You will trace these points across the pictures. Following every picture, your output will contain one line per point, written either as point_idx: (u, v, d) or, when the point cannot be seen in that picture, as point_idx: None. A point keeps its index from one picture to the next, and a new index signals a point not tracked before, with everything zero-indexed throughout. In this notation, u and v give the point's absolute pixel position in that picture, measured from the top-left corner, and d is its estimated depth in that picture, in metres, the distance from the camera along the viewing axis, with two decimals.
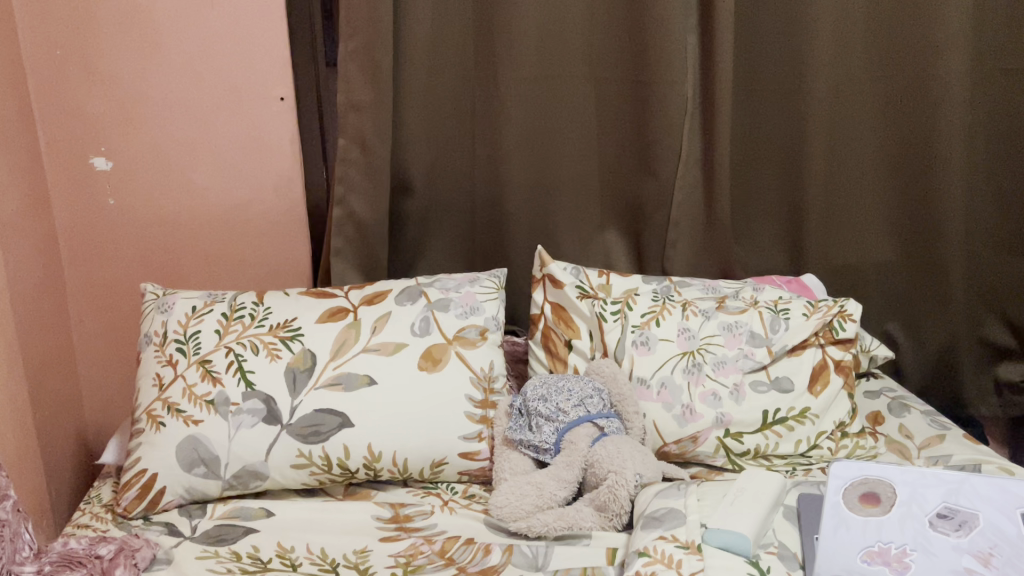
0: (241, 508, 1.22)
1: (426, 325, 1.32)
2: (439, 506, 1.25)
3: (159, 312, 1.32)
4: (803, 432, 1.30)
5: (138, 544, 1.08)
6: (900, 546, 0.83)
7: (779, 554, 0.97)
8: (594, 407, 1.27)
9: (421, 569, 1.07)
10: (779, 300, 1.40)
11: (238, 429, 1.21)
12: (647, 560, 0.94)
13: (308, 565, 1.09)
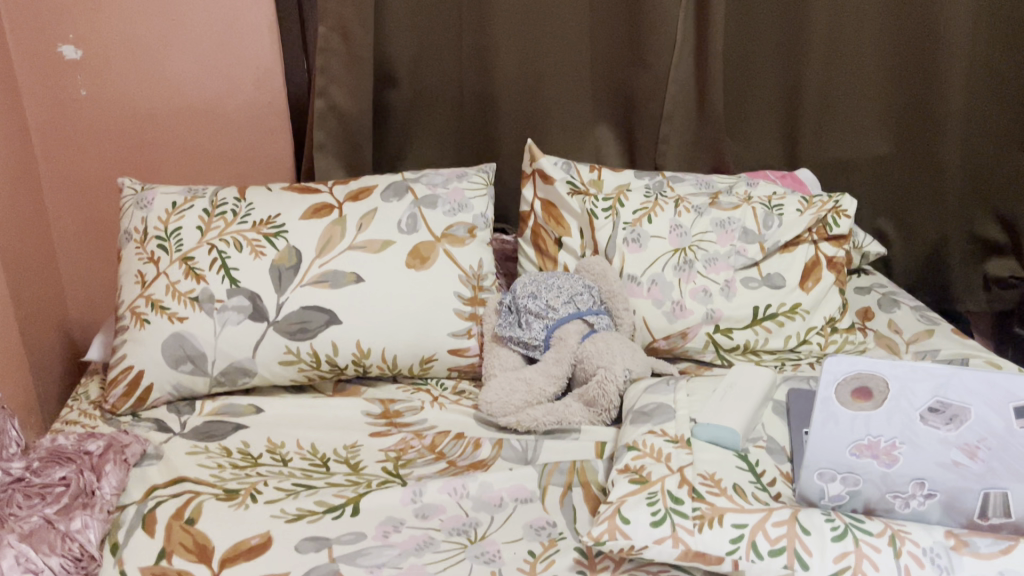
0: (230, 404, 1.22)
1: (412, 222, 1.29)
2: (429, 402, 1.25)
3: (138, 208, 1.28)
4: (793, 327, 1.30)
5: (128, 440, 1.08)
6: (889, 439, 0.83)
7: (768, 448, 0.98)
8: (585, 304, 1.26)
9: (411, 463, 1.09)
10: (773, 196, 1.37)
11: (224, 327, 1.19)
12: (636, 454, 0.95)
13: (299, 460, 1.10)
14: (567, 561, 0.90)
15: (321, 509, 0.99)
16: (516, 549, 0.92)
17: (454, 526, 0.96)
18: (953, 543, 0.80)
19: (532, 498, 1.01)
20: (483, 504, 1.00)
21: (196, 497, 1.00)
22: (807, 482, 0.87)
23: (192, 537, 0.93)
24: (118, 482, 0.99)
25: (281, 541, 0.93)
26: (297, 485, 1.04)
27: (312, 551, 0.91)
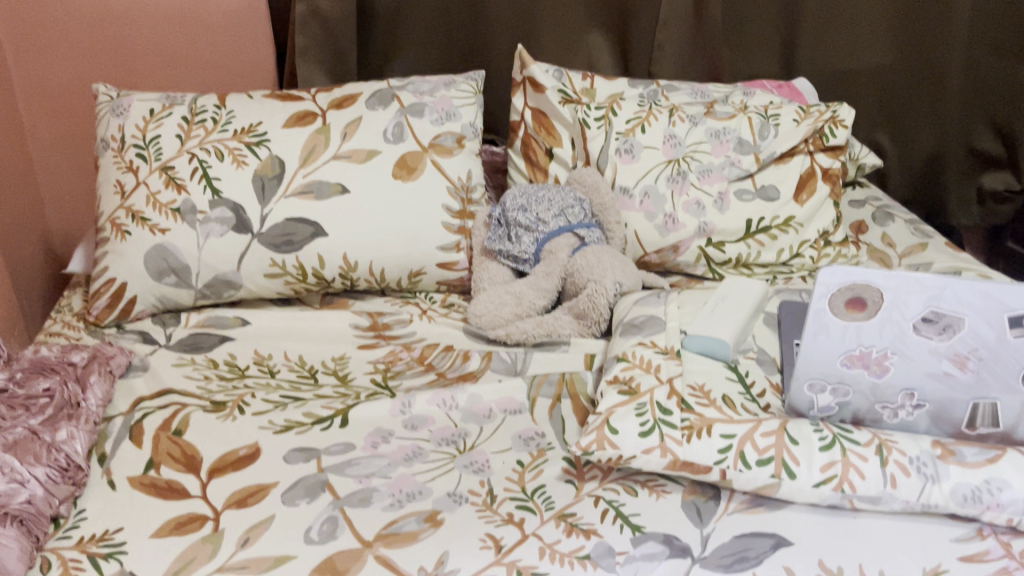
0: (216, 316, 1.20)
1: (399, 131, 1.25)
2: (418, 316, 1.24)
3: (114, 115, 1.24)
4: (786, 241, 1.28)
5: (112, 352, 1.07)
6: (881, 350, 0.82)
7: (758, 360, 0.97)
8: (575, 217, 1.24)
9: (400, 375, 1.08)
10: (769, 105, 1.34)
11: (207, 239, 1.17)
12: (625, 366, 0.94)
13: (286, 372, 1.09)
14: (555, 471, 0.90)
15: (309, 421, 0.98)
16: (505, 459, 0.92)
17: (443, 437, 0.96)
18: (940, 452, 0.80)
19: (521, 409, 1.01)
20: (472, 415, 1.00)
21: (183, 409, 1.00)
22: (797, 392, 0.86)
23: (180, 448, 0.93)
24: (103, 395, 0.99)
25: (269, 452, 0.93)
26: (285, 397, 1.03)
27: (300, 462, 0.91)
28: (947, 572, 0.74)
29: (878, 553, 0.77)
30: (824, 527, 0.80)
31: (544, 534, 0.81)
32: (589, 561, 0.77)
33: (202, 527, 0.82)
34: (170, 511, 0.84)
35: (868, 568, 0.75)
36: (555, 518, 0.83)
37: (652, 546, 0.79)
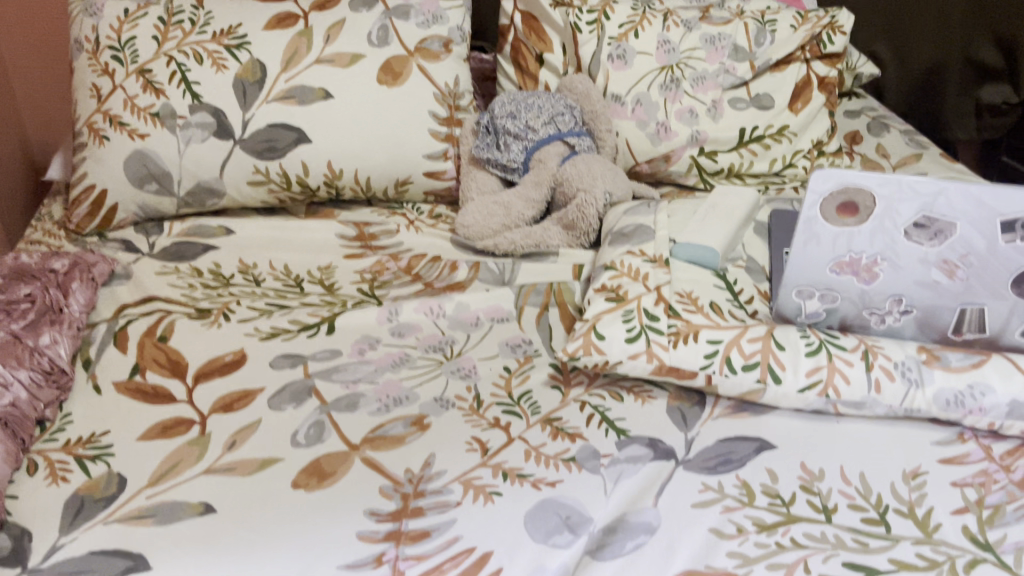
0: (199, 226, 1.18)
1: (383, 35, 1.21)
2: (406, 226, 1.22)
3: (87, 15, 1.19)
4: (779, 151, 1.26)
5: (94, 259, 1.05)
6: (871, 256, 0.81)
7: (747, 268, 0.97)
8: (566, 126, 1.21)
9: (388, 285, 1.07)
10: (767, 10, 1.30)
11: (187, 145, 1.14)
12: (613, 274, 0.93)
13: (271, 281, 1.08)
14: (542, 377, 0.90)
15: (295, 328, 0.98)
16: (492, 365, 0.92)
17: (430, 344, 0.96)
18: (924, 358, 0.80)
19: (508, 318, 1.00)
20: (459, 323, 0.99)
21: (168, 316, 0.99)
22: (785, 299, 0.86)
23: (164, 354, 0.93)
24: (85, 301, 0.98)
25: (254, 359, 0.93)
26: (271, 305, 1.02)
27: (286, 368, 0.91)
28: (926, 474, 0.75)
29: (859, 456, 0.77)
30: (807, 432, 0.81)
31: (529, 437, 0.81)
32: (573, 463, 0.78)
33: (189, 431, 0.82)
34: (155, 415, 0.84)
35: (849, 470, 0.76)
36: (541, 423, 0.83)
37: (637, 450, 0.79)
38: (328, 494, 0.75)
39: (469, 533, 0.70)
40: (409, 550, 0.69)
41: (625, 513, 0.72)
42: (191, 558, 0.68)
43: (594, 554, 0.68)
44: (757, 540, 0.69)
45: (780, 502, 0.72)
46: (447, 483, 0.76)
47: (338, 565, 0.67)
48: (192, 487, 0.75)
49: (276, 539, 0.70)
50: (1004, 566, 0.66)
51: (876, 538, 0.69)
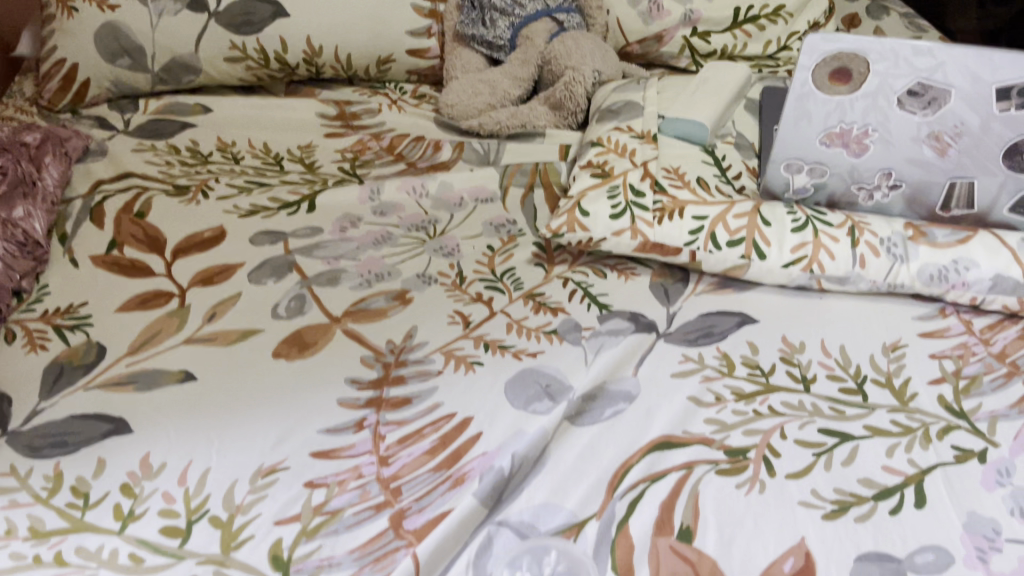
0: (176, 104, 1.15)
1: None
2: (388, 105, 1.19)
3: None
4: (774, 32, 1.22)
5: (67, 135, 1.03)
6: (862, 127, 0.79)
7: (736, 144, 0.94)
8: (555, 3, 1.19)
9: (370, 165, 1.05)
10: None
11: (160, 18, 1.10)
12: (599, 151, 0.91)
13: (250, 159, 1.06)
14: (526, 255, 0.89)
15: (275, 206, 0.96)
16: (475, 244, 0.91)
17: (413, 223, 0.94)
18: (911, 234, 0.80)
19: (493, 198, 0.98)
20: (442, 203, 0.97)
21: (145, 193, 0.97)
22: (773, 174, 0.84)
23: (142, 230, 0.91)
24: (59, 176, 0.96)
25: (234, 234, 0.91)
26: (250, 183, 1.00)
27: (266, 244, 0.90)
28: (906, 347, 0.75)
29: (840, 330, 0.78)
30: (789, 307, 0.81)
31: (512, 312, 0.81)
32: (555, 336, 0.78)
33: (168, 303, 0.81)
34: (134, 288, 0.83)
35: (829, 343, 0.76)
36: (523, 298, 0.83)
37: (618, 324, 0.79)
38: (309, 363, 0.75)
39: (450, 400, 0.71)
40: (390, 416, 0.69)
41: (605, 382, 0.73)
42: (173, 422, 0.68)
43: (573, 420, 0.69)
44: (735, 408, 0.69)
45: (759, 373, 0.73)
46: (429, 354, 0.76)
47: (319, 429, 0.68)
48: (173, 356, 0.75)
49: (257, 405, 0.70)
50: (978, 433, 0.66)
51: (853, 407, 0.69)
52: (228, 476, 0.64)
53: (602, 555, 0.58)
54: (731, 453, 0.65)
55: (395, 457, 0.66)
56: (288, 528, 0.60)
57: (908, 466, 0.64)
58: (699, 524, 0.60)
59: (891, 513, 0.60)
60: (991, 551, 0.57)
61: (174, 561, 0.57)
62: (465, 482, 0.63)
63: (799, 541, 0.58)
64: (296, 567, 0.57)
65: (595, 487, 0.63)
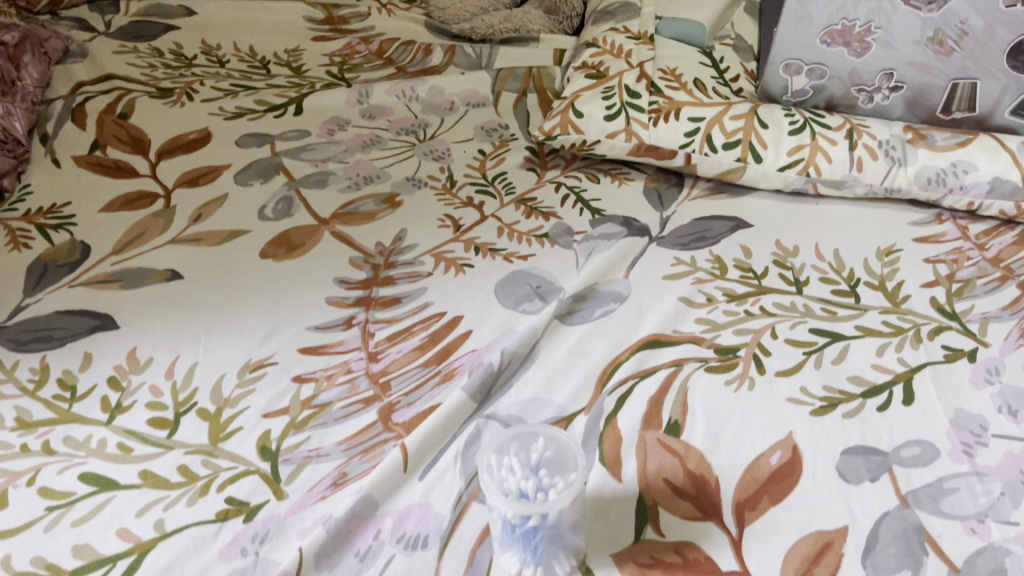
0: (158, 6, 1.11)
1: None
2: (377, 9, 1.14)
3: None
4: None
5: (46, 35, 0.99)
6: (865, 25, 0.77)
7: (735, 46, 0.92)
8: None
9: (358, 69, 1.02)
10: None
11: None
12: (595, 52, 0.90)
13: (236, 62, 1.03)
14: (517, 160, 0.87)
15: (262, 108, 0.94)
16: (466, 148, 0.89)
17: (402, 127, 0.92)
18: (910, 137, 0.78)
19: (485, 103, 0.96)
20: (432, 107, 0.95)
21: (128, 95, 0.94)
22: (771, 76, 0.83)
23: (125, 131, 0.89)
24: (39, 77, 0.94)
25: (220, 136, 0.89)
26: (235, 86, 0.98)
27: (253, 146, 0.88)
28: (901, 252, 0.75)
29: (834, 235, 0.77)
30: (784, 213, 0.80)
31: (503, 215, 0.80)
32: (547, 240, 0.77)
33: (153, 204, 0.80)
34: (118, 188, 0.82)
35: (823, 248, 0.75)
36: (515, 202, 0.81)
37: (611, 227, 0.78)
38: (296, 263, 0.74)
39: (440, 300, 0.70)
40: (379, 315, 0.69)
41: (596, 283, 0.72)
42: (159, 318, 0.68)
43: (563, 319, 0.69)
44: (726, 309, 0.69)
45: (752, 276, 0.72)
46: (419, 256, 0.75)
47: (308, 326, 0.67)
48: (159, 256, 0.74)
49: (244, 303, 0.69)
50: (969, 333, 0.66)
51: (844, 308, 0.69)
52: (216, 370, 0.63)
53: (590, 447, 0.58)
54: (721, 352, 0.65)
55: (385, 353, 0.65)
56: (276, 420, 0.60)
57: (897, 365, 0.64)
58: (687, 419, 0.60)
59: (879, 409, 0.60)
60: (976, 445, 0.57)
61: (162, 451, 0.57)
62: (454, 378, 0.63)
63: (787, 435, 0.59)
64: (285, 457, 0.57)
65: (584, 384, 0.63)
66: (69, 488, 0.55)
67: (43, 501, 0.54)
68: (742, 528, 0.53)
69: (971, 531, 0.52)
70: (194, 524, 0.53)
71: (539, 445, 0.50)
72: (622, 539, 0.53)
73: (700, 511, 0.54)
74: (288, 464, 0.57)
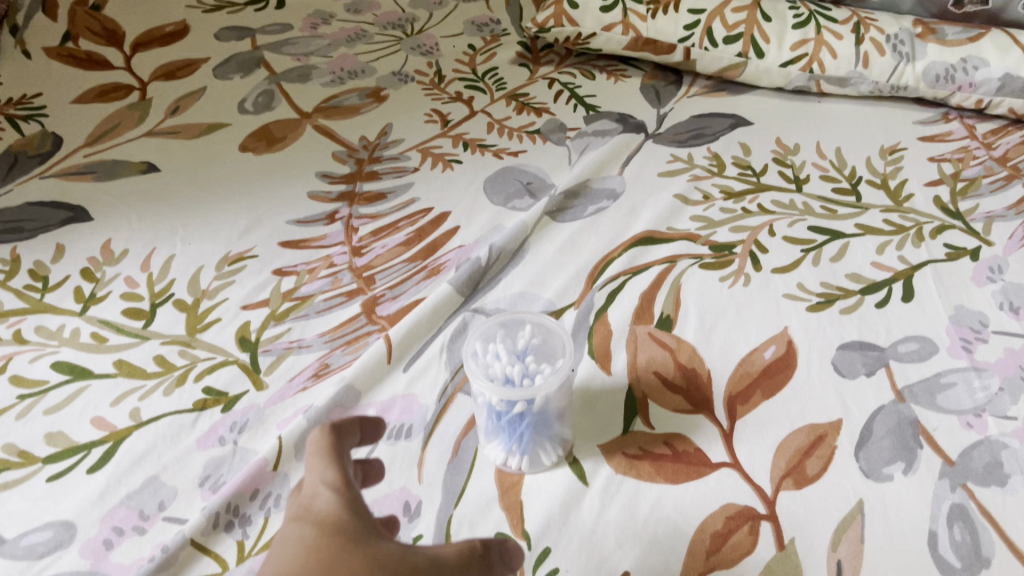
0: None
1: None
2: None
3: None
4: None
5: None
6: None
7: None
8: None
9: None
10: None
11: None
12: None
13: None
14: (509, 55, 0.84)
15: (242, 2, 0.90)
16: (456, 43, 0.85)
17: (389, 21, 0.88)
18: (920, 32, 0.75)
19: None
20: (421, 2, 0.91)
21: None
22: None
23: (99, 23, 0.85)
24: None
25: (198, 29, 0.85)
26: None
27: (232, 40, 0.84)
28: (905, 151, 0.72)
29: (836, 134, 0.74)
30: (785, 112, 0.77)
31: (493, 111, 0.77)
32: (538, 136, 0.74)
33: (128, 97, 0.77)
34: (91, 80, 0.79)
35: (825, 146, 0.73)
36: (506, 98, 0.78)
37: (605, 124, 0.75)
38: (276, 157, 0.71)
39: (426, 195, 0.68)
40: (363, 210, 0.66)
41: (589, 180, 0.69)
42: (134, 210, 0.65)
43: (554, 215, 0.66)
44: (723, 206, 0.66)
45: (750, 174, 0.70)
46: (405, 151, 0.72)
47: (289, 220, 0.65)
48: (133, 148, 0.71)
49: (222, 196, 0.67)
50: (972, 233, 0.64)
51: (845, 206, 0.66)
52: (194, 262, 0.61)
53: (579, 340, 0.57)
54: (716, 249, 0.63)
55: (369, 248, 0.63)
56: (255, 312, 0.58)
57: (897, 262, 0.61)
58: (679, 313, 0.58)
59: (877, 306, 0.58)
60: (976, 341, 0.56)
61: (138, 341, 0.55)
62: (441, 272, 0.61)
63: (782, 330, 0.57)
64: (265, 348, 0.55)
65: (573, 280, 0.61)
66: (41, 377, 0.53)
67: (15, 389, 0.53)
68: (733, 421, 0.51)
69: (967, 426, 0.51)
70: (172, 412, 0.51)
71: (526, 332, 0.49)
72: (610, 431, 0.51)
73: (691, 404, 0.52)
74: (268, 355, 0.55)
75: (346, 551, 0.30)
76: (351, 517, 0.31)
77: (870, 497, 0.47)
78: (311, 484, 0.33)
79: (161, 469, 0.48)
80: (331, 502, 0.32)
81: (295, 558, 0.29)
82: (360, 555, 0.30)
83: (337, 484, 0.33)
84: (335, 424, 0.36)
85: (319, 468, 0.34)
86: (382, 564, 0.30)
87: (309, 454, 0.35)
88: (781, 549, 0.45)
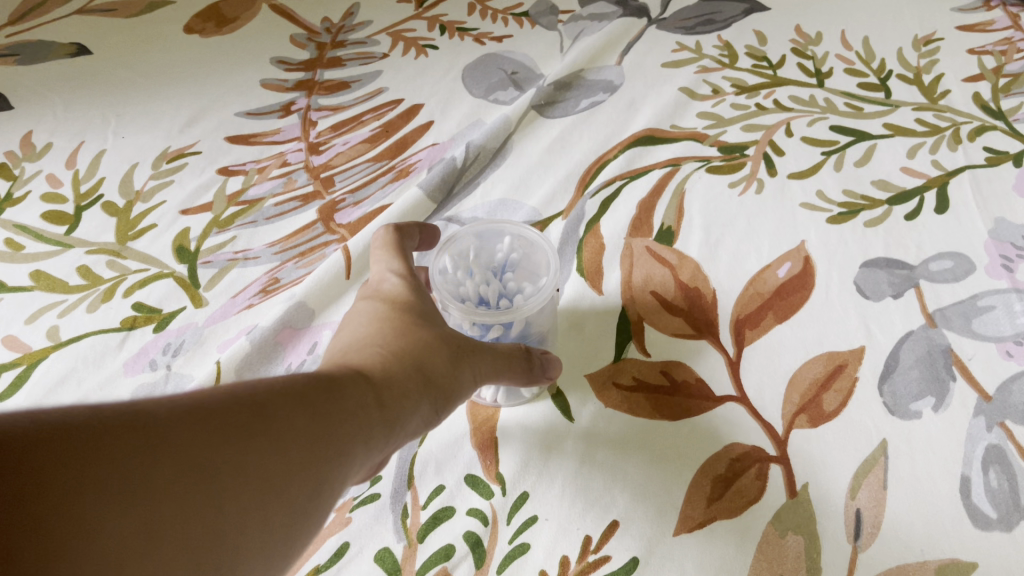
0: None
1: None
2: None
3: None
4: None
5: None
6: None
7: None
8: None
9: None
10: None
11: None
12: None
13: None
14: None
15: None
16: None
17: None
18: None
19: None
20: None
21: None
22: None
23: None
24: None
25: None
26: None
27: None
28: (941, 42, 0.63)
29: (863, 22, 0.65)
30: None
31: None
32: (526, 20, 0.65)
33: None
34: None
35: (850, 36, 0.64)
36: None
37: (603, 8, 0.66)
38: (227, 39, 0.62)
39: (397, 86, 0.59)
40: (323, 101, 0.58)
41: (582, 71, 0.61)
42: (61, 97, 0.57)
43: (541, 111, 0.58)
44: (734, 102, 0.58)
45: (766, 66, 0.61)
46: (373, 35, 0.63)
47: (238, 112, 0.57)
48: (63, 26, 0.62)
49: (163, 82, 0.59)
50: (1015, 135, 0.55)
51: (872, 104, 0.58)
52: (128, 159, 0.54)
53: (567, 254, 0.50)
54: (726, 150, 0.55)
55: (329, 144, 0.55)
56: (196, 218, 0.50)
57: (930, 168, 0.54)
58: (682, 225, 0.51)
59: (906, 218, 0.51)
60: (1018, 260, 0.47)
61: (60, 250, 0.48)
62: (411, 174, 0.53)
63: (799, 244, 0.50)
64: (205, 260, 0.48)
65: (562, 184, 0.54)
66: None
67: None
68: (741, 347, 0.45)
69: (1006, 356, 0.43)
70: (95, 333, 0.44)
71: (504, 245, 0.42)
72: (599, 359, 0.45)
73: (692, 327, 0.46)
74: (208, 268, 0.48)
75: (412, 324, 0.32)
76: (417, 296, 0.34)
77: (895, 438, 0.41)
78: (378, 271, 0.36)
79: (81, 397, 0.42)
80: (398, 284, 0.35)
81: (371, 325, 0.32)
82: (426, 331, 0.32)
83: (402, 270, 0.36)
84: (397, 225, 0.40)
85: (386, 258, 0.37)
86: (446, 342, 0.33)
87: (375, 246, 0.38)
88: (792, 497, 0.39)
